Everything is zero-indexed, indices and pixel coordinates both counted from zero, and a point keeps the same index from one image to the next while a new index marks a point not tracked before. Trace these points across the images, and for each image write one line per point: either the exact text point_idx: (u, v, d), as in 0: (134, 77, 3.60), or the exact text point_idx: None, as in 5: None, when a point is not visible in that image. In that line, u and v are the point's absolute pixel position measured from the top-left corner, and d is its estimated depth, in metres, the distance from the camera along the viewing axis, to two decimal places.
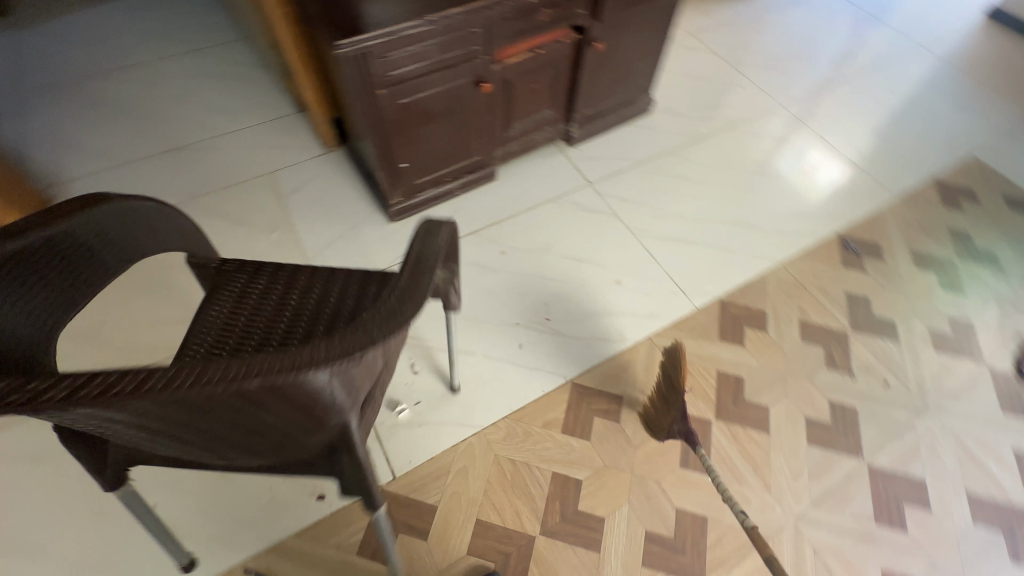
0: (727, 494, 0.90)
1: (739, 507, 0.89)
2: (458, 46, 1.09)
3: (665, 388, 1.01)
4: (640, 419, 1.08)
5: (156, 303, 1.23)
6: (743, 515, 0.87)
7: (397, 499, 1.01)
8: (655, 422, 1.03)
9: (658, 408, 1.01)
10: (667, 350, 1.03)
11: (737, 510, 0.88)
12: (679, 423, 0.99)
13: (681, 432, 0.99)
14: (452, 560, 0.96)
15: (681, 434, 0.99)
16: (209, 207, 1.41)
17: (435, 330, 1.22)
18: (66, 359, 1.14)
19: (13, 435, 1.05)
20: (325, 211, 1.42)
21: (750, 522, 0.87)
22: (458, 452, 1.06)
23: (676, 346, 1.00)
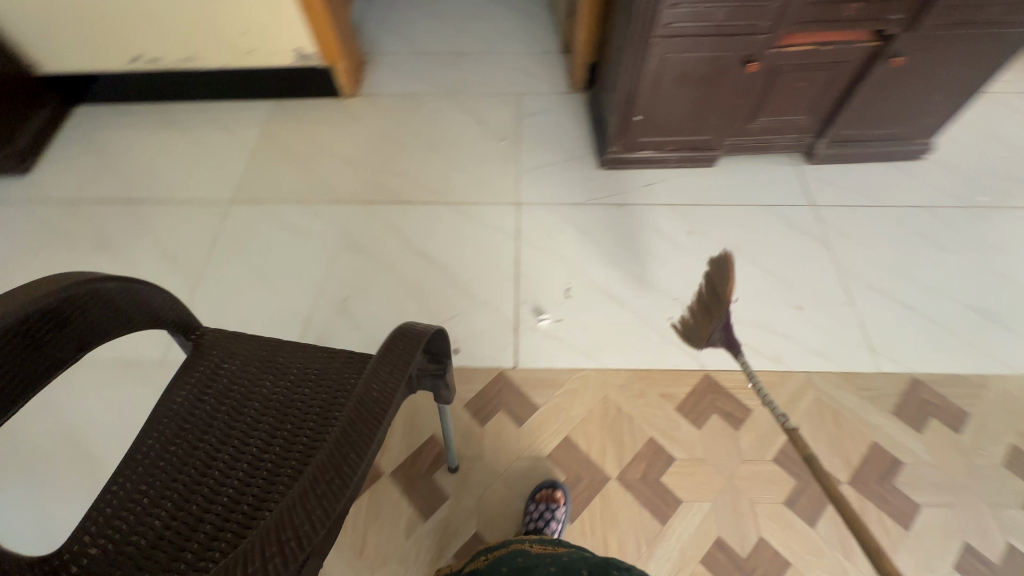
0: (765, 398, 0.77)
1: (779, 410, 0.76)
2: (746, 17, 1.10)
3: (707, 296, 0.91)
4: (680, 331, 0.98)
5: (402, 160, 1.52)
6: (783, 416, 0.74)
7: (510, 384, 1.13)
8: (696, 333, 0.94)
9: (699, 318, 0.92)
10: (716, 258, 0.89)
11: (777, 412, 0.75)
12: (721, 332, 0.89)
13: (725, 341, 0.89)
14: (532, 453, 1.05)
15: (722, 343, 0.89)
16: (464, 104, 1.66)
17: (599, 271, 1.29)
18: (333, 174, 1.49)
19: (287, 209, 1.42)
20: (549, 139, 1.56)
21: (791, 425, 0.73)
22: (575, 375, 1.14)
23: (724, 253, 0.87)
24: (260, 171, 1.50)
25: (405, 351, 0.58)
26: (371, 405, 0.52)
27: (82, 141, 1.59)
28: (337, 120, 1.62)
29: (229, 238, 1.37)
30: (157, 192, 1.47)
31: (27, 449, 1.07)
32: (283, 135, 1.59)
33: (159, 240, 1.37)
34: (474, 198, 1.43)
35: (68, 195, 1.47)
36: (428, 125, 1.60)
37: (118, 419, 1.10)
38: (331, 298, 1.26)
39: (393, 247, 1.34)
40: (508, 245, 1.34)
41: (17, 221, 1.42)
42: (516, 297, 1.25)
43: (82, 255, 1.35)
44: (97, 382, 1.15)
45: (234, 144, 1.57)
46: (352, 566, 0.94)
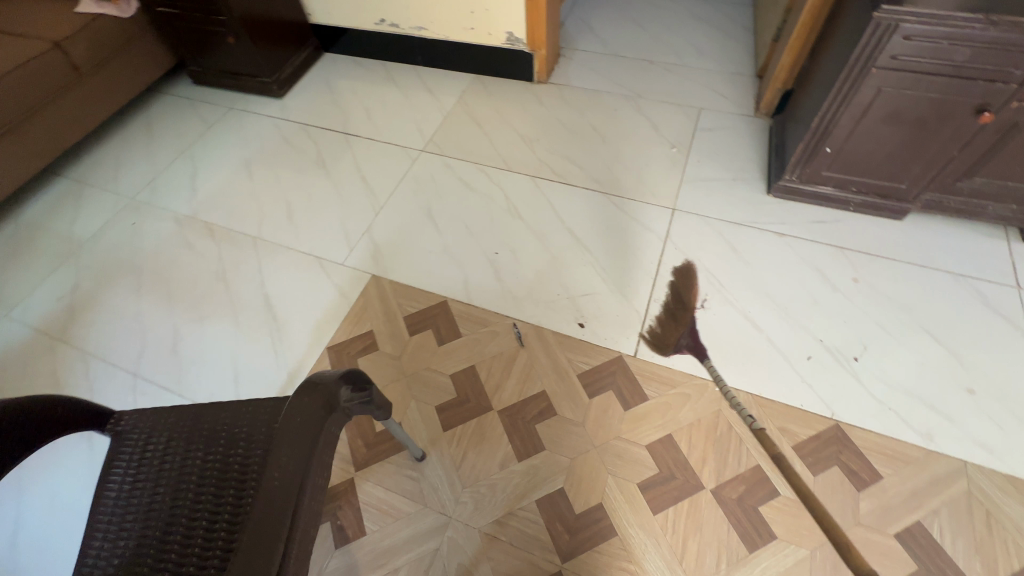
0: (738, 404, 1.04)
1: (746, 413, 1.04)
2: (995, 61, 1.00)
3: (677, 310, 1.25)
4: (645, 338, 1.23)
5: (573, 147, 1.62)
6: (751, 419, 1.02)
7: (625, 370, 1.16)
8: (665, 340, 1.20)
9: (668, 327, 1.22)
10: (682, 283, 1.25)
11: (747, 417, 1.02)
12: (687, 339, 1.20)
13: (689, 344, 1.19)
14: (631, 439, 1.07)
15: (688, 348, 1.20)
16: (643, 108, 1.71)
17: (741, 292, 1.26)
18: (508, 146, 1.64)
19: (464, 167, 1.60)
20: (720, 155, 1.55)
21: (758, 427, 1.01)
22: (691, 382, 1.13)
23: None
24: (449, 131, 1.71)
25: (317, 391, 0.61)
26: (279, 489, 0.50)
27: (323, 80, 1.95)
28: (523, 101, 1.78)
29: (413, 180, 1.58)
30: (367, 131, 1.75)
31: (237, 300, 1.36)
32: (475, 105, 1.79)
33: (360, 169, 1.63)
34: (631, 195, 1.48)
35: (304, 119, 1.82)
36: (603, 121, 1.68)
37: (301, 298, 1.35)
38: (483, 249, 1.40)
39: (546, 220, 1.45)
40: (653, 245, 1.37)
41: (266, 131, 1.79)
42: (651, 294, 1.28)
43: (303, 167, 1.66)
44: (294, 265, 1.42)
45: (434, 105, 1.81)
46: (448, 476, 1.05)
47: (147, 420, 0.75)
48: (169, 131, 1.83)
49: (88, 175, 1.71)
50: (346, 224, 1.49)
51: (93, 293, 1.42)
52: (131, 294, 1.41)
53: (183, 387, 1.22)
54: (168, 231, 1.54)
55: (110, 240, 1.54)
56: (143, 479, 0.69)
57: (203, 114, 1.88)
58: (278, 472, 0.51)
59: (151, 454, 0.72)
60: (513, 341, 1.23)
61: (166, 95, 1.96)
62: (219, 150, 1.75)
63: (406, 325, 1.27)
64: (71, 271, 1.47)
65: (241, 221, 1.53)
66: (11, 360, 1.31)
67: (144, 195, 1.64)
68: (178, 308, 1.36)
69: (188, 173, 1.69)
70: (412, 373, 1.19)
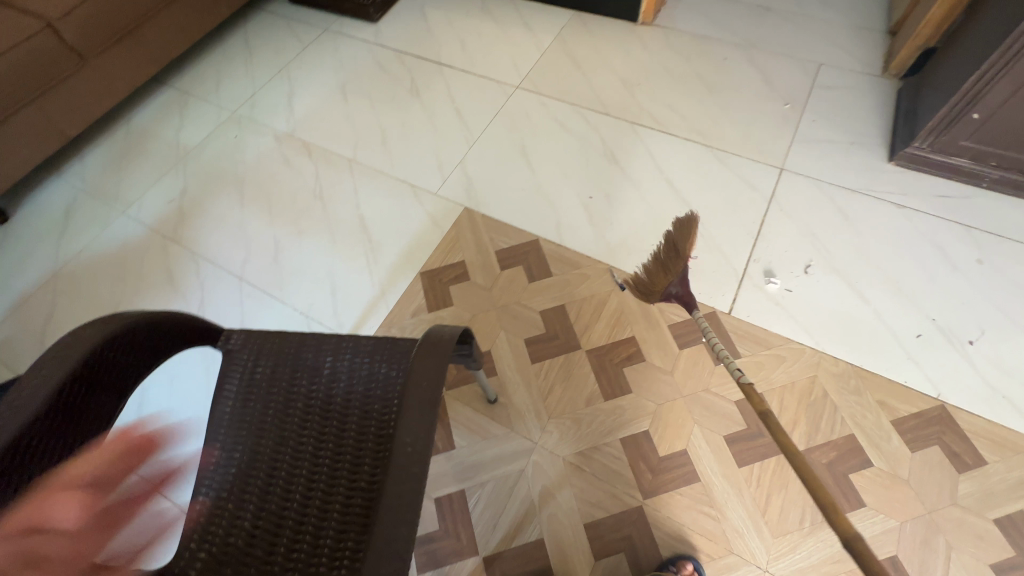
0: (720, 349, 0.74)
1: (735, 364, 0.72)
2: None
3: (663, 251, 0.90)
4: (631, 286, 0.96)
5: (675, 95, 1.54)
6: (737, 371, 0.70)
7: (718, 326, 1.14)
8: (652, 286, 0.92)
9: (652, 272, 0.91)
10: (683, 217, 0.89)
11: (732, 366, 0.71)
12: (677, 285, 0.91)
13: (678, 295, 0.91)
14: (720, 393, 1.06)
15: (676, 298, 0.92)
16: (755, 59, 1.59)
17: (849, 262, 1.20)
18: (607, 89, 1.58)
19: (559, 107, 1.55)
20: (839, 115, 1.44)
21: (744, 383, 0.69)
22: (788, 345, 1.11)
23: (693, 217, 0.87)
24: (545, 69, 1.66)
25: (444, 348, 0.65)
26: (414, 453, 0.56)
27: (417, 6, 1.90)
28: (625, 43, 1.69)
29: (507, 116, 1.55)
30: (461, 62, 1.71)
31: (334, 218, 1.40)
32: (573, 44, 1.71)
33: (454, 101, 1.61)
34: (736, 150, 1.41)
35: (398, 46, 1.79)
36: (710, 70, 1.58)
37: (394, 222, 1.38)
38: (576, 192, 1.38)
39: (643, 169, 1.40)
40: (756, 204, 1.31)
41: (361, 56, 1.78)
42: (750, 254, 1.23)
43: (397, 95, 1.65)
44: (388, 190, 1.44)
45: (530, 41, 1.75)
46: (534, 405, 1.09)
47: (259, 339, 0.79)
48: (267, 49, 1.85)
49: (192, 86, 1.76)
50: (439, 155, 1.49)
51: (200, 199, 1.49)
52: (234, 203, 1.47)
53: (284, 295, 1.29)
54: (268, 146, 1.58)
55: (214, 150, 1.59)
56: (258, 392, 0.75)
57: (299, 33, 1.88)
58: (408, 437, 0.57)
59: (261, 367, 0.77)
60: (604, 285, 1.22)
61: (262, 11, 1.96)
62: (314, 71, 1.76)
63: (497, 259, 1.29)
64: (180, 177, 1.55)
65: (336, 143, 1.56)
66: (130, 254, 1.41)
67: (244, 110, 1.69)
68: (279, 221, 1.42)
69: (285, 91, 1.72)
70: (501, 305, 1.22)
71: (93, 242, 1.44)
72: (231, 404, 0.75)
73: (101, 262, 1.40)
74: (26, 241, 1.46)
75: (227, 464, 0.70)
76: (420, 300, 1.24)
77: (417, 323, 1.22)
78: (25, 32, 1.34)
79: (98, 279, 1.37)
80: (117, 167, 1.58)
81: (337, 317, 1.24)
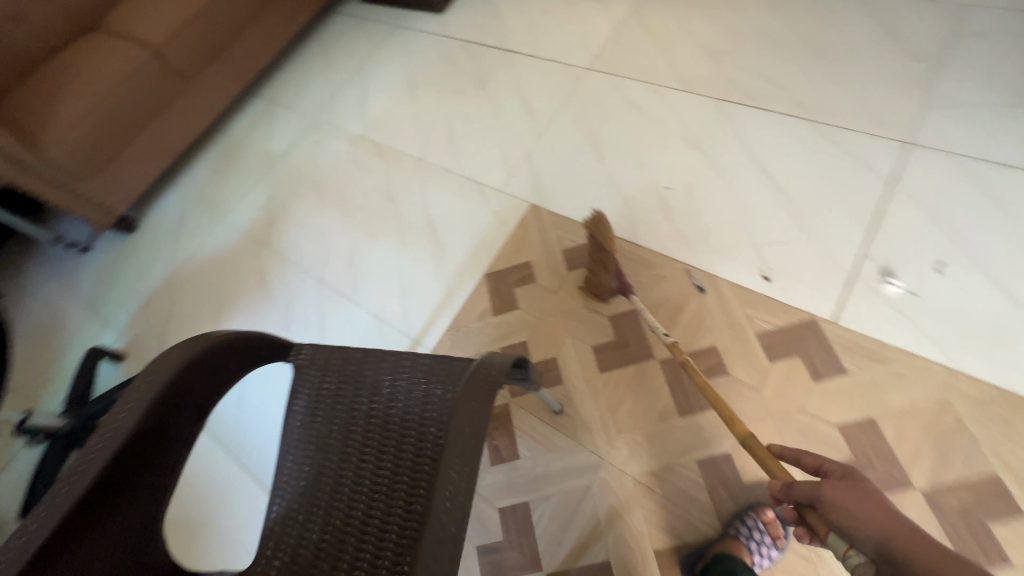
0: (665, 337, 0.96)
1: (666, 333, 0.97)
2: None
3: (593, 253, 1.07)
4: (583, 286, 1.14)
5: (772, 62, 1.34)
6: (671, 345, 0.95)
7: (819, 336, 0.99)
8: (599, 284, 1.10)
9: (595, 274, 1.08)
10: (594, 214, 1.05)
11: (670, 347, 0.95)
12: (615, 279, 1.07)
13: (621, 286, 1.08)
14: (820, 416, 0.93)
15: (619, 288, 1.08)
16: (877, 9, 1.33)
17: (1001, 259, 0.97)
18: (689, 63, 1.41)
19: (634, 87, 1.42)
20: (992, 71, 1.16)
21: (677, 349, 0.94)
22: (910, 361, 0.93)
23: (598, 214, 1.03)
24: (619, 46, 1.52)
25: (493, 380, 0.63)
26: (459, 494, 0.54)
27: None
28: (711, 7, 1.50)
29: (576, 103, 1.46)
30: (528, 47, 1.63)
31: (403, 220, 1.42)
32: (651, 13, 1.55)
33: (521, 90, 1.55)
34: (849, 124, 1.19)
35: (464, 35, 1.75)
36: (817, 28, 1.35)
37: (461, 222, 1.37)
38: (652, 183, 1.26)
39: (729, 152, 1.24)
40: (873, 188, 1.10)
41: (428, 49, 1.77)
42: (863, 249, 1.05)
43: (464, 88, 1.62)
44: (454, 189, 1.42)
45: (603, 15, 1.61)
46: (602, 418, 1.03)
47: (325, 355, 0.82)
48: (343, 51, 1.90)
49: (279, 95, 1.87)
50: (506, 149, 1.44)
51: (286, 205, 1.59)
52: (315, 208, 1.55)
53: (359, 297, 1.34)
54: (344, 150, 1.64)
55: (297, 156, 1.69)
56: (324, 408, 0.78)
57: (371, 33, 1.91)
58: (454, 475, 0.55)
59: (327, 383, 0.80)
60: (681, 288, 1.11)
61: (338, 13, 2.02)
62: (385, 70, 1.79)
63: (564, 259, 1.22)
64: (270, 184, 1.66)
65: (406, 143, 1.57)
66: (230, 258, 1.55)
67: (323, 115, 1.76)
68: (354, 224, 1.47)
69: (359, 93, 1.76)
70: (569, 310, 1.16)
71: (202, 248, 1.61)
72: (301, 418, 0.79)
73: (208, 266, 1.56)
74: (151, 248, 1.67)
75: (299, 476, 0.75)
76: (486, 303, 1.22)
77: (483, 326, 1.20)
78: (137, 62, 1.50)
79: (206, 281, 1.53)
80: (219, 176, 1.74)
81: (407, 320, 1.27)
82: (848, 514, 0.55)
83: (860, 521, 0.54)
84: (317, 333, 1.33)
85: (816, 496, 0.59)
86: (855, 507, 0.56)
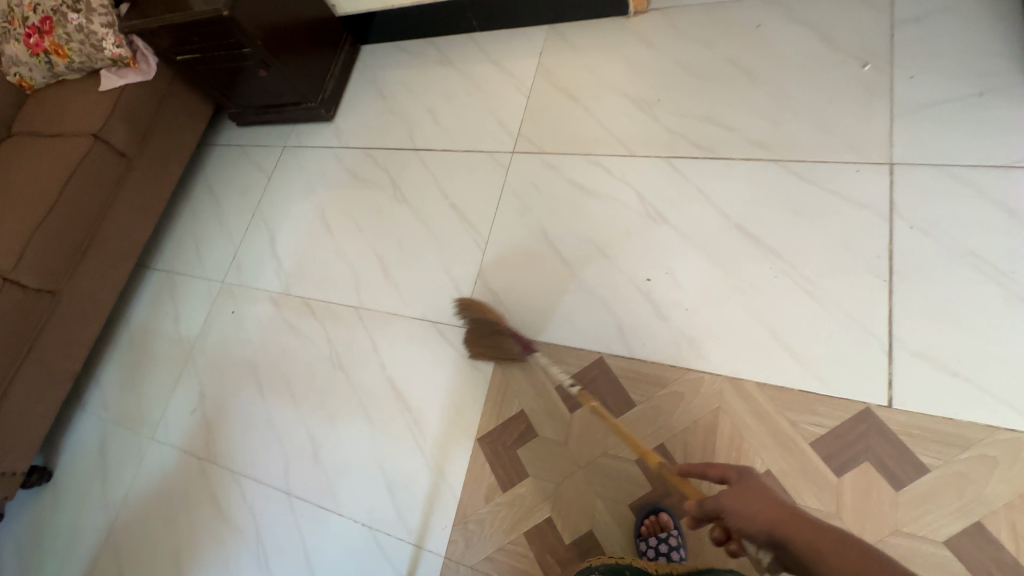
0: None
1: None
2: None
3: None
4: None
5: (710, 100, 1.20)
6: None
7: (882, 431, 0.84)
8: None
9: None
10: None
11: None
12: None
13: None
14: (921, 534, 0.78)
15: None
16: (800, 12, 1.20)
17: None
18: (621, 121, 1.26)
19: (571, 163, 1.25)
20: (946, 58, 1.05)
21: None
22: (994, 437, 0.80)
23: None
24: (539, 116, 1.35)
25: None
26: None
27: (370, 84, 1.64)
28: (622, 48, 1.34)
29: (513, 197, 1.27)
30: (439, 140, 1.43)
31: (362, 389, 1.21)
32: (560, 69, 1.39)
33: (446, 194, 1.35)
34: (819, 156, 1.06)
35: (365, 142, 1.54)
36: (744, 49, 1.22)
37: (429, 378, 1.16)
38: (629, 277, 1.09)
39: (701, 220, 1.09)
40: (874, 228, 0.97)
41: (330, 167, 1.55)
42: (891, 307, 0.91)
43: (383, 206, 1.41)
44: (409, 336, 1.22)
45: (509, 84, 1.43)
46: None
47: None
48: (233, 192, 1.66)
49: (176, 262, 1.61)
50: (453, 273, 1.24)
51: (221, 401, 1.34)
52: (255, 397, 1.31)
53: (339, 505, 1.12)
54: (268, 315, 1.40)
55: (217, 336, 1.44)
56: None
57: (259, 162, 1.67)
58: None
59: None
60: (706, 404, 0.95)
61: (216, 148, 1.77)
62: (288, 204, 1.55)
63: (561, 399, 1.04)
64: (194, 378, 1.40)
65: (336, 291, 1.35)
66: (173, 487, 1.28)
67: (232, 276, 1.51)
68: (307, 408, 1.24)
69: (267, 239, 1.53)
70: (586, 463, 0.98)
71: (136, 482, 1.33)
72: None
73: (149, 504, 1.29)
74: (76, 496, 1.38)
75: None
76: (490, 479, 1.02)
77: (495, 510, 1.00)
78: None
79: (152, 525, 1.26)
80: (133, 383, 1.47)
81: (404, 521, 1.06)
82: (740, 515, 0.54)
83: (749, 519, 0.54)
84: (303, 564, 1.10)
85: (719, 508, 0.58)
86: (741, 503, 0.55)
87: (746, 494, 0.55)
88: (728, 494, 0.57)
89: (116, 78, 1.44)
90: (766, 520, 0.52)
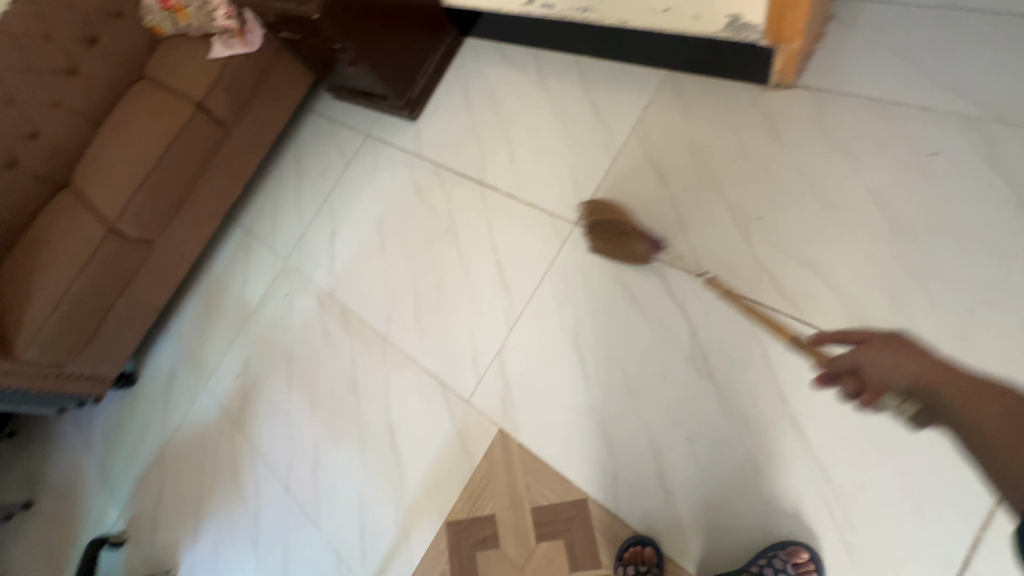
0: None
1: None
2: None
3: None
4: None
5: (823, 240, 0.94)
6: None
7: None
8: None
9: None
10: None
11: None
12: None
13: None
14: None
15: None
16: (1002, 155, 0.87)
17: None
18: (706, 228, 1.04)
19: (631, 262, 1.08)
20: None
21: None
22: None
23: None
24: (617, 188, 1.16)
25: None
26: None
27: (460, 87, 1.51)
28: (743, 130, 1.08)
29: (558, 279, 1.15)
30: (507, 181, 1.31)
31: (366, 423, 1.26)
32: (659, 136, 1.16)
33: (495, 248, 1.26)
34: None
35: (438, 155, 1.46)
36: (899, 185, 0.92)
37: (423, 439, 1.17)
38: (645, 426, 0.97)
39: (753, 395, 0.91)
40: (968, 502, 0.77)
41: (400, 175, 1.50)
42: None
43: (434, 236, 1.36)
44: (417, 389, 1.22)
45: (598, 134, 1.23)
46: None
47: None
48: (314, 170, 1.69)
49: (256, 225, 1.73)
50: (475, 340, 1.20)
51: (258, 377, 1.47)
52: (284, 387, 1.42)
53: (321, 522, 1.23)
54: (312, 310, 1.48)
55: (270, 313, 1.55)
56: None
57: (342, 145, 1.67)
58: None
59: None
60: None
61: (310, 115, 1.78)
62: (355, 200, 1.55)
63: (532, 521, 1.02)
64: (244, 346, 1.55)
65: (371, 312, 1.37)
66: (208, 438, 1.47)
67: (294, 258, 1.59)
68: (320, 419, 1.33)
69: (329, 231, 1.56)
70: None
71: (185, 419, 1.54)
72: None
73: (190, 442, 1.50)
74: (144, 406, 1.64)
75: None
76: (444, 565, 1.07)
77: None
78: (93, 243, 1.41)
79: (189, 461, 1.47)
80: (201, 329, 1.66)
81: (364, 562, 1.15)
82: (879, 368, 0.57)
83: (891, 372, 0.56)
84: (283, 556, 1.25)
85: (858, 365, 0.60)
86: (885, 359, 0.57)
87: (895, 351, 0.57)
88: (869, 350, 0.59)
89: (223, 49, 1.47)
90: (910, 374, 0.54)
